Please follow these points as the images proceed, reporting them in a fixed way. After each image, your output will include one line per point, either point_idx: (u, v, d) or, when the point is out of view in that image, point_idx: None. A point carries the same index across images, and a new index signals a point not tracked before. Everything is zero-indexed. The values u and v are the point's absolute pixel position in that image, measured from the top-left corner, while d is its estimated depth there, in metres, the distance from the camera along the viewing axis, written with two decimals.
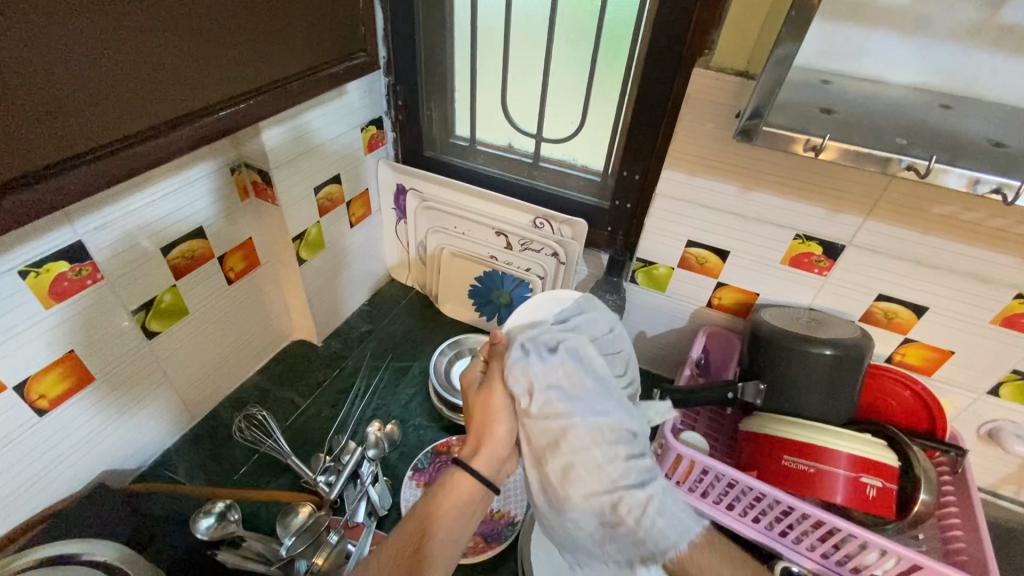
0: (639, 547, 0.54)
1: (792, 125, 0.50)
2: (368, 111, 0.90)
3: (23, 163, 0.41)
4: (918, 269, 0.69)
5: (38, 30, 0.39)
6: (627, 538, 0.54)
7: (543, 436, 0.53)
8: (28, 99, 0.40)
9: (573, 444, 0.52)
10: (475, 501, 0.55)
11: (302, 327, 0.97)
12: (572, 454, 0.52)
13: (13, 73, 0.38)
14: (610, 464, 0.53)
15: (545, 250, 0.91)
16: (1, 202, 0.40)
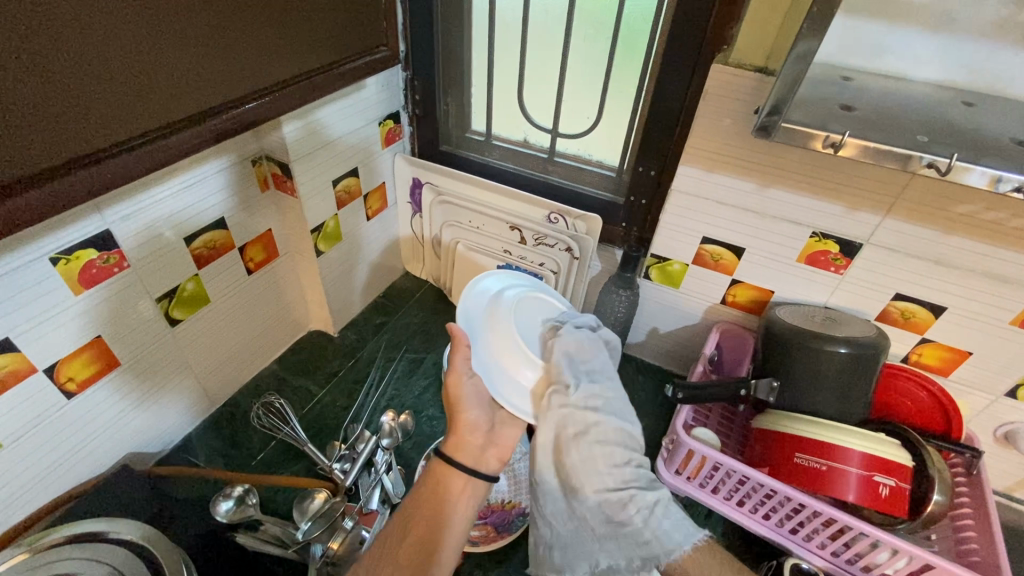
0: (639, 548, 0.58)
1: (811, 121, 0.50)
2: (385, 106, 0.91)
3: (66, 152, 0.42)
4: (937, 268, 0.68)
5: (87, 25, 0.40)
6: (629, 538, 0.58)
7: (574, 424, 0.58)
8: (75, 91, 0.41)
9: (597, 437, 0.59)
10: (463, 491, 0.57)
11: (318, 317, 0.99)
12: (593, 445, 0.58)
13: (61, 67, 0.40)
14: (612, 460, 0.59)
15: (559, 245, 0.92)
16: (44, 188, 0.41)
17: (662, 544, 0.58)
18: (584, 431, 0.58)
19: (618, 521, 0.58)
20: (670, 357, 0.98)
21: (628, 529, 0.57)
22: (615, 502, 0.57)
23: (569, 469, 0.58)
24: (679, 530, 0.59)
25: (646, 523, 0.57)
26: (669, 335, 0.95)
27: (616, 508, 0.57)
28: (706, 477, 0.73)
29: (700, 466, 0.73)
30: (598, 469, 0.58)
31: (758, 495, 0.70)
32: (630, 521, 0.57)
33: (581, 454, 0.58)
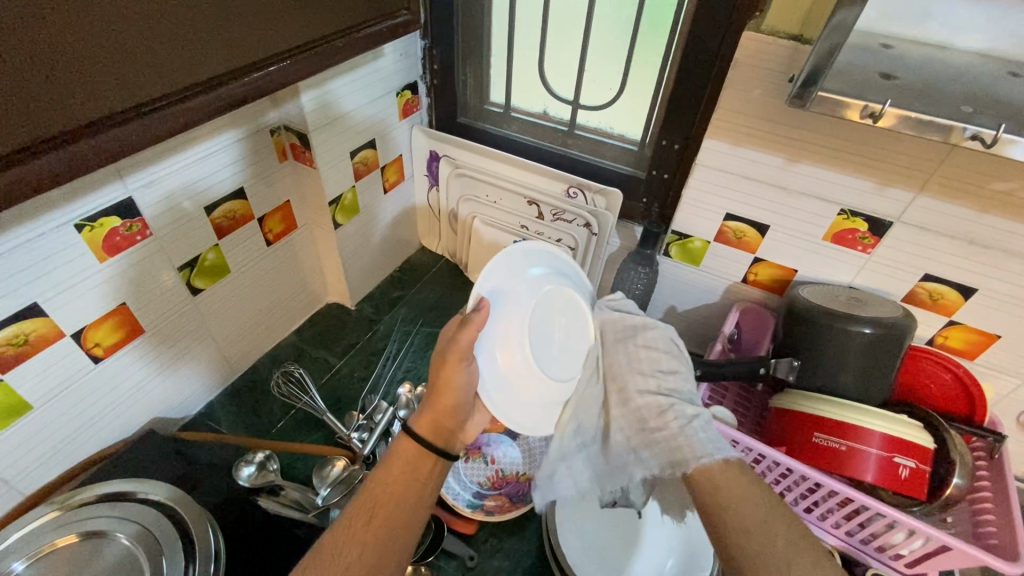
0: (671, 454, 0.54)
1: (848, 90, 0.48)
2: (403, 76, 0.90)
3: (93, 109, 0.42)
4: (970, 249, 0.66)
5: None
6: (664, 443, 0.55)
7: (619, 333, 0.63)
8: (100, 46, 0.41)
9: (640, 344, 0.61)
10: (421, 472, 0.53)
11: (335, 290, 0.99)
12: (637, 349, 0.61)
13: (85, 20, 0.39)
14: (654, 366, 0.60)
15: (578, 220, 0.91)
16: (74, 145, 0.41)
17: (693, 447, 0.53)
18: (629, 335, 0.62)
19: (649, 419, 0.57)
20: (687, 335, 0.97)
21: (660, 433, 0.55)
22: (652, 405, 0.57)
23: (615, 376, 0.61)
24: (708, 441, 0.53)
25: (681, 425, 0.55)
26: (686, 313, 0.94)
27: (652, 409, 0.57)
28: None
29: None
30: (641, 371, 0.60)
31: (774, 474, 0.70)
32: (663, 424, 0.56)
33: (622, 358, 0.61)
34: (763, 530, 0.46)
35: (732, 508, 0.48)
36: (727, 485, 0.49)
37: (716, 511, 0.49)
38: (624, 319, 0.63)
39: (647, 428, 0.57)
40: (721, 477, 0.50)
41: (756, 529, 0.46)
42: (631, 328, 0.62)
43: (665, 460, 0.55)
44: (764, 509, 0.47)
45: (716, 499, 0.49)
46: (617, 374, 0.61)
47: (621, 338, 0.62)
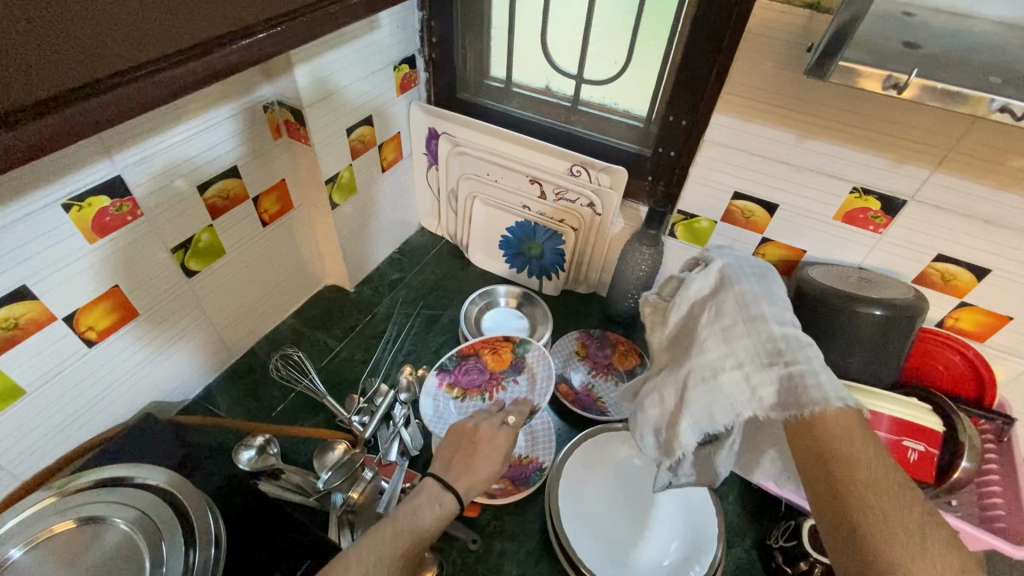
0: (799, 386, 0.47)
1: (870, 59, 0.45)
2: (400, 49, 0.86)
3: None
4: (985, 228, 0.64)
5: None
6: (787, 375, 0.48)
7: (742, 271, 0.60)
8: None
9: (765, 282, 0.58)
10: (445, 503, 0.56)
11: (334, 272, 0.98)
12: (752, 284, 0.57)
13: None
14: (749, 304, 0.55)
15: (581, 199, 0.89)
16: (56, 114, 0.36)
17: (824, 386, 0.46)
18: (758, 276, 0.59)
19: (779, 349, 0.50)
20: None
21: (792, 368, 0.48)
22: (782, 337, 0.51)
23: (739, 308, 0.55)
24: (829, 380, 0.47)
25: (815, 362, 0.48)
26: None
27: (781, 340, 0.50)
28: None
29: None
30: (770, 305, 0.54)
31: None
32: (795, 358, 0.49)
33: (758, 287, 0.57)
34: (893, 493, 0.41)
35: (858, 464, 0.43)
36: (863, 435, 0.44)
37: (837, 460, 0.44)
38: (748, 261, 0.62)
39: (766, 365, 0.50)
40: (858, 426, 0.45)
41: (883, 493, 0.41)
42: (758, 270, 0.60)
43: (783, 399, 0.48)
44: (895, 472, 0.43)
45: (842, 451, 0.44)
46: (739, 306, 0.55)
47: (759, 282, 0.58)
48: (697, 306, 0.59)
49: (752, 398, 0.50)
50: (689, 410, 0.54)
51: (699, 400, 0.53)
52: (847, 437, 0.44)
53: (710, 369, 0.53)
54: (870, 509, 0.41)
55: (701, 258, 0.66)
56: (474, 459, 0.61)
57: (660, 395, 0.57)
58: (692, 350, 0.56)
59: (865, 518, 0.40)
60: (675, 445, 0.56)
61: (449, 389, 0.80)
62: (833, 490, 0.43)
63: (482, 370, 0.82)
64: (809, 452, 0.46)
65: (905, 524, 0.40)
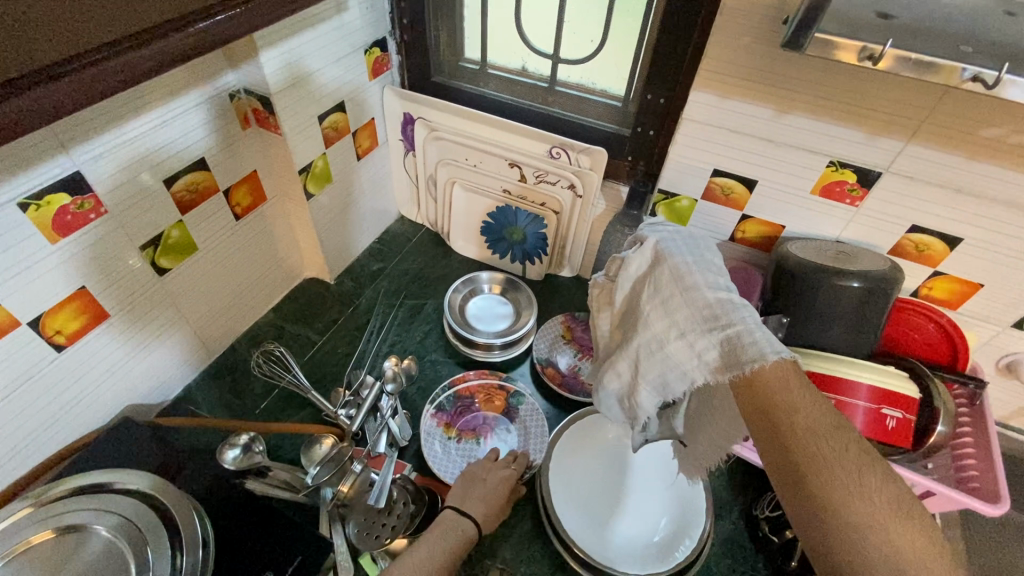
0: (733, 345, 0.50)
1: (846, 30, 0.45)
2: (370, 31, 0.84)
3: None
4: (957, 197, 0.65)
5: None
6: (722, 337, 0.52)
7: (680, 242, 0.63)
8: None
9: (702, 252, 0.61)
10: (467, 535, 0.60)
11: (313, 264, 0.95)
12: (688, 255, 0.60)
13: None
14: (683, 273, 0.58)
15: (561, 182, 0.88)
16: None
17: (759, 344, 0.48)
18: (693, 247, 0.62)
19: (715, 315, 0.53)
20: None
21: (726, 329, 0.51)
22: (716, 302, 0.54)
23: (674, 280, 0.58)
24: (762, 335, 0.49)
25: (749, 322, 0.51)
26: None
27: (717, 305, 0.53)
28: None
29: None
30: (705, 272, 0.58)
31: None
32: (730, 320, 0.52)
33: (692, 255, 0.60)
34: (831, 437, 0.42)
35: (796, 414, 0.44)
36: (801, 385, 0.46)
37: (779, 410, 0.45)
38: (683, 233, 0.65)
39: (705, 331, 0.53)
40: (795, 377, 0.46)
41: (824, 438, 0.42)
42: (692, 240, 0.63)
43: (723, 358, 0.51)
44: (830, 415, 0.44)
45: (781, 402, 0.45)
46: (674, 278, 0.59)
47: (693, 254, 0.61)
48: (638, 284, 0.64)
49: (698, 363, 0.53)
50: (643, 381, 0.59)
51: (651, 370, 0.58)
52: (784, 382, 0.46)
53: (657, 341, 0.57)
54: (812, 456, 0.42)
55: (640, 235, 0.68)
56: (488, 490, 0.65)
57: (617, 370, 0.62)
58: (640, 325, 0.60)
59: (810, 466, 0.41)
60: (637, 411, 0.61)
61: (446, 430, 0.78)
62: (777, 443, 0.44)
63: (478, 415, 0.80)
64: (755, 408, 0.46)
65: (848, 467, 0.41)
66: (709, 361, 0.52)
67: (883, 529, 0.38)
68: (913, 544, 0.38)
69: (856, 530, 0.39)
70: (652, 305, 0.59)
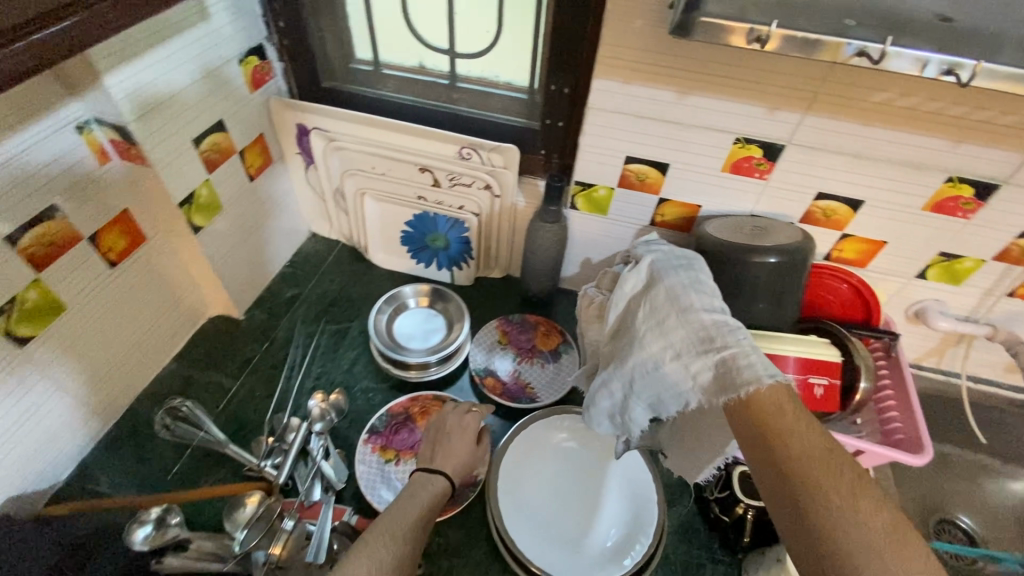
0: (728, 370, 0.50)
1: (733, 11, 0.44)
2: (242, 39, 0.75)
3: None
4: (855, 162, 0.67)
5: None
6: (716, 359, 0.51)
7: (671, 264, 0.62)
8: None
9: (695, 273, 0.61)
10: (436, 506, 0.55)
11: (216, 301, 0.86)
12: (682, 278, 0.60)
13: None
14: (678, 295, 0.58)
15: (476, 183, 0.84)
16: None
17: (754, 367, 0.48)
18: (688, 269, 0.61)
19: (711, 337, 0.53)
20: None
21: (721, 351, 0.51)
22: (711, 324, 0.54)
23: (669, 301, 0.58)
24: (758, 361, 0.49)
25: (745, 345, 0.51)
26: (602, 264, 0.91)
27: (713, 328, 0.53)
28: None
29: None
30: (699, 293, 0.57)
31: None
32: (725, 342, 0.52)
33: (682, 276, 0.60)
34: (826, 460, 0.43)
35: (791, 441, 0.44)
36: (795, 410, 0.46)
37: (774, 437, 0.45)
38: (678, 253, 0.64)
39: (702, 353, 0.53)
40: (789, 402, 0.46)
41: (818, 461, 0.42)
42: (685, 262, 0.62)
43: (718, 381, 0.51)
44: (826, 441, 0.44)
45: (778, 426, 0.45)
46: (668, 299, 0.58)
47: (687, 274, 0.60)
48: (634, 304, 0.63)
49: (694, 385, 0.53)
50: (636, 400, 0.58)
51: (645, 390, 0.57)
52: (777, 407, 0.46)
53: (652, 362, 0.56)
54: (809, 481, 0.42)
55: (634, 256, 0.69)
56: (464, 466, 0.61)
57: (609, 389, 0.61)
58: (634, 345, 0.59)
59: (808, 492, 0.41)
60: (629, 426, 0.60)
61: (382, 454, 0.72)
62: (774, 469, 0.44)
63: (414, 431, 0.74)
64: (751, 436, 0.46)
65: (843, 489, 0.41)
66: (703, 383, 0.52)
67: (878, 556, 0.38)
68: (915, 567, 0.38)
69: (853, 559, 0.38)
70: (647, 326, 0.58)
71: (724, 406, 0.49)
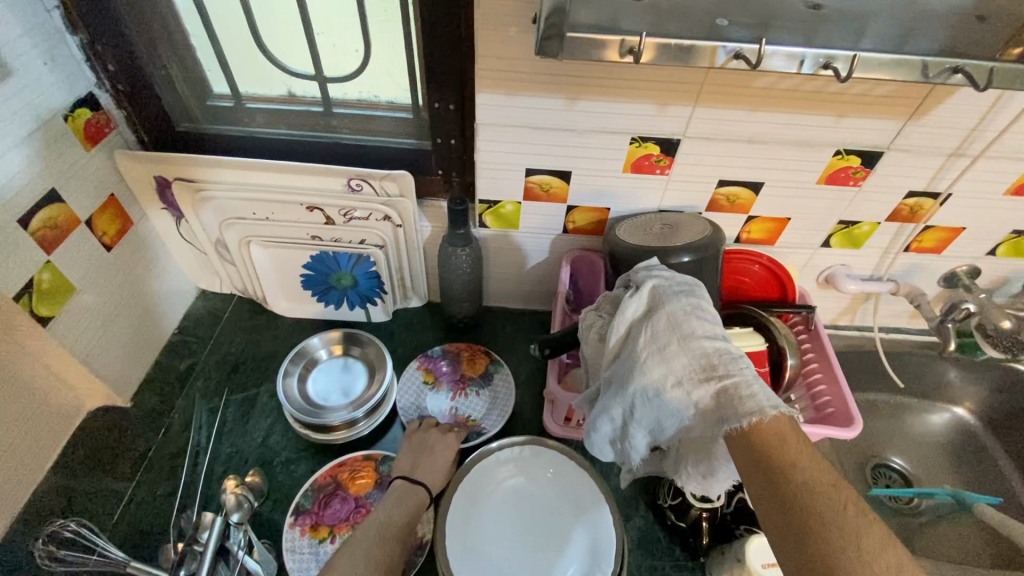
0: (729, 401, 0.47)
1: (600, 22, 0.41)
2: (62, 90, 0.64)
3: None
4: (750, 147, 0.67)
5: None
6: (720, 390, 0.48)
7: (671, 286, 0.57)
8: None
9: (699, 299, 0.56)
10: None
11: (93, 392, 0.74)
12: (687, 303, 0.55)
13: None
14: (681, 320, 0.53)
15: (374, 215, 0.77)
16: None
17: (757, 395, 0.45)
18: (688, 293, 0.56)
19: (713, 365, 0.49)
20: (531, 298, 0.91)
21: (726, 380, 0.48)
22: (714, 351, 0.50)
23: (672, 327, 0.53)
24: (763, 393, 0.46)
25: (747, 373, 0.48)
26: (523, 277, 0.87)
27: (715, 355, 0.50)
28: None
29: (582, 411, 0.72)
30: (701, 319, 0.53)
31: None
32: (729, 371, 0.49)
33: (683, 300, 0.55)
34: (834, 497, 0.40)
35: (792, 470, 0.42)
36: (796, 440, 0.43)
37: (774, 467, 0.42)
38: (673, 275, 0.59)
39: (705, 381, 0.49)
40: (792, 431, 0.44)
41: (827, 496, 0.39)
42: (686, 287, 0.57)
43: (720, 410, 0.47)
44: (829, 471, 0.41)
45: (780, 461, 0.42)
46: (671, 323, 0.53)
47: (685, 296, 0.56)
48: (631, 329, 0.57)
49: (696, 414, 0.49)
50: (634, 427, 0.54)
51: (646, 416, 0.53)
52: (780, 439, 0.43)
53: (653, 389, 0.51)
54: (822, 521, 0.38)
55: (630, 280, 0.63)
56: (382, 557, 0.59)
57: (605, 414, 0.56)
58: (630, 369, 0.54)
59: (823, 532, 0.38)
60: (628, 454, 0.56)
61: (315, 534, 0.65)
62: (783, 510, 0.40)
63: (347, 500, 0.67)
64: (751, 466, 0.44)
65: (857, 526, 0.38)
66: (704, 411, 0.49)
67: None
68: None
69: None
70: (646, 350, 0.53)
71: (725, 435, 0.46)
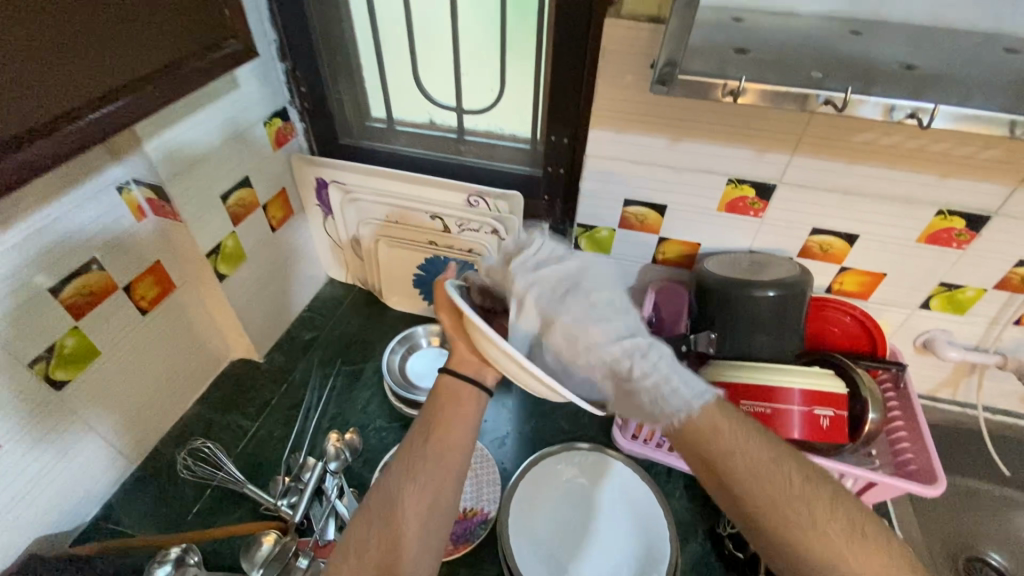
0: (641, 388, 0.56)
1: (708, 69, 0.49)
2: (268, 103, 0.82)
3: None
4: (846, 199, 0.70)
5: None
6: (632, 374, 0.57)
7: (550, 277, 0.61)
8: None
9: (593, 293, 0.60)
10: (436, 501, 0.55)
11: (238, 344, 0.90)
12: (580, 292, 0.60)
13: None
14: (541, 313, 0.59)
15: (484, 228, 0.88)
16: None
17: (681, 393, 0.54)
18: (569, 285, 0.60)
19: (623, 361, 0.57)
20: None
21: (636, 378, 0.56)
22: (615, 352, 0.57)
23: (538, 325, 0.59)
24: (688, 388, 0.55)
25: (663, 368, 0.56)
26: None
27: (623, 356, 0.57)
28: (662, 437, 0.75)
29: (655, 428, 0.74)
30: (586, 316, 0.58)
31: None
32: (636, 372, 0.56)
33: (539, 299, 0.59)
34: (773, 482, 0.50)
35: (735, 461, 0.51)
36: (730, 431, 0.52)
37: (721, 462, 0.51)
38: (558, 271, 0.61)
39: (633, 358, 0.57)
40: (721, 418, 0.53)
41: (766, 479, 0.50)
42: (571, 279, 0.61)
43: (630, 392, 0.58)
44: (764, 452, 0.51)
45: (723, 455, 0.51)
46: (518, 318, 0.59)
47: (573, 279, 0.61)
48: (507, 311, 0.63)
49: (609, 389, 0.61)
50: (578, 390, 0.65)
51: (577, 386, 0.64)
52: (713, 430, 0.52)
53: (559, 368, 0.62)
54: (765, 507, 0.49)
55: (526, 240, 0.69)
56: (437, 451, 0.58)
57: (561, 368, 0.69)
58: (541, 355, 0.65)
59: (763, 510, 0.49)
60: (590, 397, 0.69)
61: None
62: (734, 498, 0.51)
63: None
64: (702, 465, 0.53)
65: (794, 504, 0.48)
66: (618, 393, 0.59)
67: (839, 556, 0.47)
68: (866, 561, 0.46)
69: (816, 564, 0.47)
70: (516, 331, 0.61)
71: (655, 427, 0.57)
